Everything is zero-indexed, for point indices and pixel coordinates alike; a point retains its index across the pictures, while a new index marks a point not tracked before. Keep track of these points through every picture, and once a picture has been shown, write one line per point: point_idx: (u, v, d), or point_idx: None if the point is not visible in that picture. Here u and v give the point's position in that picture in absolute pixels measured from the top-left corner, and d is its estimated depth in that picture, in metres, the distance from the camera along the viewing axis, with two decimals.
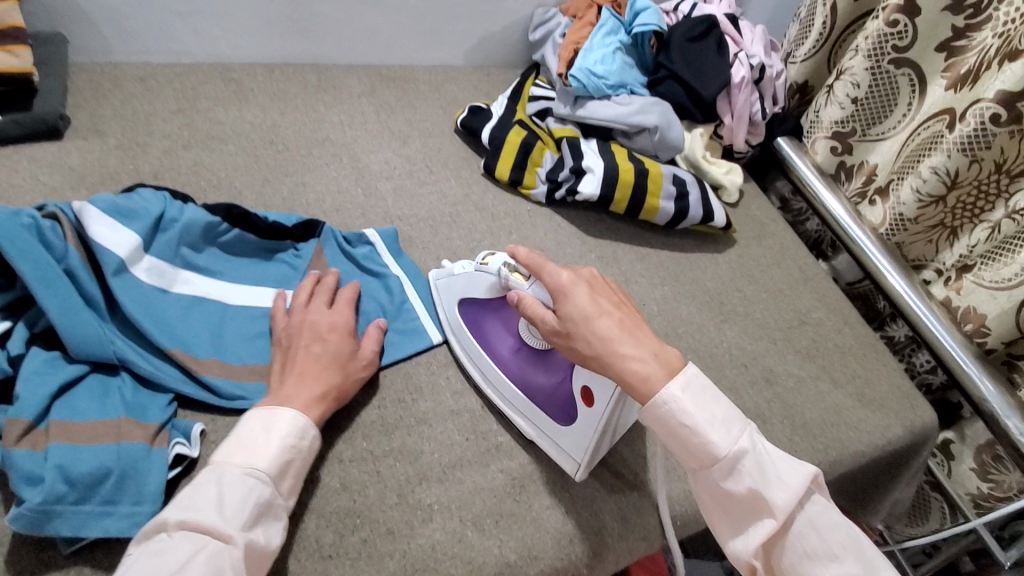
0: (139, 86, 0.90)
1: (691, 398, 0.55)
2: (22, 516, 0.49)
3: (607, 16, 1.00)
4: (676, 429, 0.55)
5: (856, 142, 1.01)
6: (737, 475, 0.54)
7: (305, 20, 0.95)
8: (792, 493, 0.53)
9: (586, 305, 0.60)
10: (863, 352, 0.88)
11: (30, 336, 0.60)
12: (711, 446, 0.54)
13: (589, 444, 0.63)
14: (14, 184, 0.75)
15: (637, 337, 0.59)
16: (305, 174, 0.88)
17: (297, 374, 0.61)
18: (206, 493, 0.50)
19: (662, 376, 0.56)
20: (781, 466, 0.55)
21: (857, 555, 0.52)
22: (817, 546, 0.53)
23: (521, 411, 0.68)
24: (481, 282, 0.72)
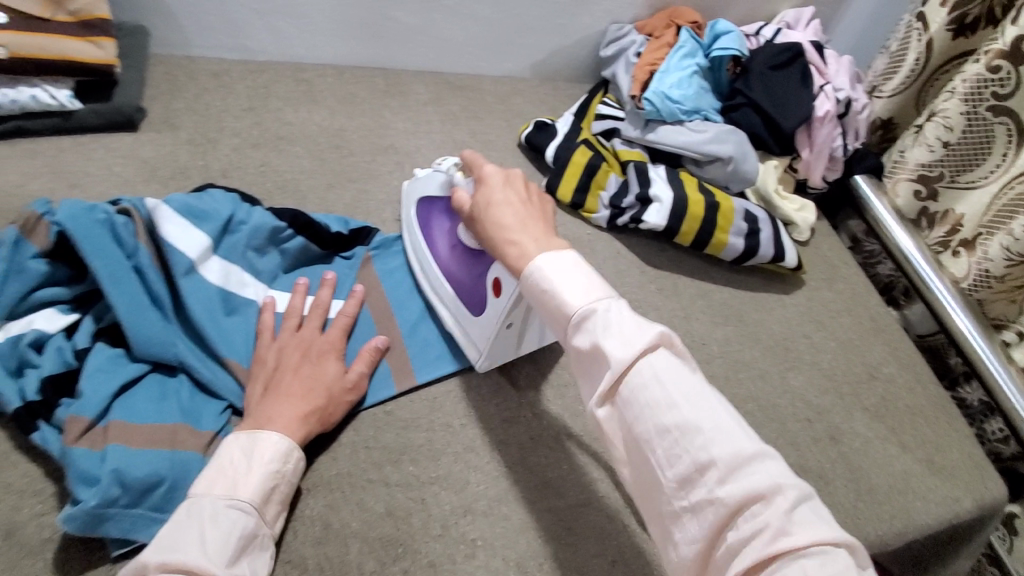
0: (213, 82, 0.91)
1: (561, 263, 0.49)
2: (76, 517, 0.49)
3: (686, 38, 0.97)
4: (536, 292, 0.49)
5: (943, 188, 0.93)
6: (585, 331, 0.45)
7: (379, 25, 0.94)
8: (633, 347, 0.43)
9: (492, 196, 0.57)
10: (938, 415, 0.82)
11: (96, 330, 0.60)
12: (562, 303, 0.47)
13: (491, 333, 0.66)
14: (89, 173, 0.77)
15: (532, 224, 0.54)
16: (368, 182, 0.87)
17: (281, 397, 0.58)
18: (189, 532, 0.46)
19: (536, 251, 0.51)
20: (627, 322, 0.45)
21: (698, 404, 0.41)
22: (655, 396, 0.42)
23: (442, 299, 0.72)
24: (433, 181, 0.74)
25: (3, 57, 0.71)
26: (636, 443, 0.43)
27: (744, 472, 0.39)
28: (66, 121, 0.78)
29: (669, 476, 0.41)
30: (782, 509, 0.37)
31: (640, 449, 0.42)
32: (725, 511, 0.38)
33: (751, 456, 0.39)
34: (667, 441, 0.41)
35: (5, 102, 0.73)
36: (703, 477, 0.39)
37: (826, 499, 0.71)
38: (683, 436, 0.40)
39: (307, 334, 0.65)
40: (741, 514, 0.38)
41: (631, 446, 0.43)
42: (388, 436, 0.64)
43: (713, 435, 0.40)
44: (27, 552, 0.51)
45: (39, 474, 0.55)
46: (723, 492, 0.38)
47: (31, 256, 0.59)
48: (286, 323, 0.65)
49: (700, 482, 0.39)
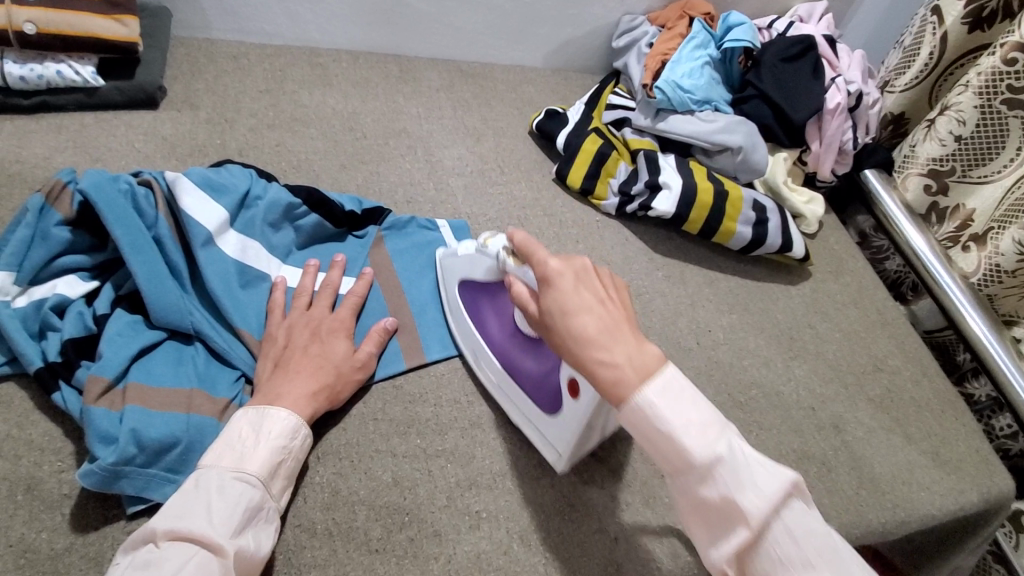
0: (231, 64, 0.92)
1: (672, 397, 0.47)
2: (94, 473, 0.51)
3: (698, 29, 0.98)
4: (650, 432, 0.47)
5: (954, 182, 0.94)
6: (714, 480, 0.45)
7: (394, 11, 0.96)
8: (767, 500, 0.44)
9: (565, 298, 0.51)
10: (941, 408, 0.82)
11: (116, 298, 0.62)
12: (683, 449, 0.45)
13: (573, 440, 0.60)
14: (111, 149, 0.78)
15: (620, 335, 0.49)
16: (379, 164, 0.88)
17: (292, 374, 0.59)
18: (196, 501, 0.48)
19: (635, 379, 0.47)
20: (758, 470, 0.45)
21: (830, 558, 0.44)
22: (792, 554, 0.44)
23: (509, 395, 0.67)
24: (478, 266, 0.68)
25: (31, 33, 0.73)
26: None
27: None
28: (90, 97, 0.80)
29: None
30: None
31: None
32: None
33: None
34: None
35: (31, 77, 0.76)
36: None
37: (828, 486, 0.71)
38: None
39: (318, 313, 0.66)
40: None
41: None
42: (396, 410, 0.65)
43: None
44: (45, 506, 0.52)
45: (58, 433, 0.56)
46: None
47: (56, 224, 0.61)
48: (296, 304, 0.66)
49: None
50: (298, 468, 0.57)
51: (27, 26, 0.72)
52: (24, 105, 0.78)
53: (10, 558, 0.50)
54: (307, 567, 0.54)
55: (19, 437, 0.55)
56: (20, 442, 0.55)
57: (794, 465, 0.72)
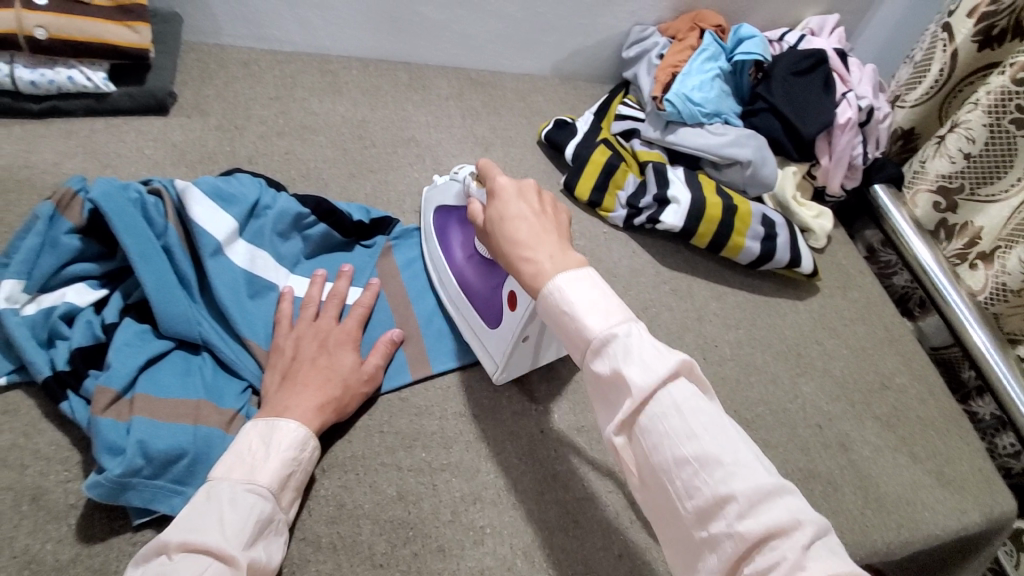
0: (242, 70, 0.92)
1: (581, 284, 0.48)
2: (100, 485, 0.51)
3: (709, 41, 0.98)
4: (555, 315, 0.48)
5: (963, 201, 0.93)
6: (606, 355, 0.45)
7: (404, 19, 0.96)
8: (654, 374, 0.43)
9: (505, 208, 0.56)
10: (948, 427, 0.82)
11: (124, 306, 0.62)
12: (581, 326, 0.47)
13: (507, 347, 0.66)
14: (121, 155, 0.78)
15: (547, 238, 0.53)
16: (388, 173, 0.88)
17: (299, 386, 0.59)
18: (209, 514, 0.48)
19: (551, 269, 0.50)
20: (649, 348, 0.44)
21: (716, 432, 0.42)
22: (674, 427, 0.42)
23: (460, 309, 0.72)
24: (452, 189, 0.74)
25: (42, 38, 0.73)
26: (655, 471, 0.43)
27: (765, 506, 0.39)
28: (101, 102, 0.80)
29: (688, 508, 0.41)
30: (806, 546, 0.37)
31: (659, 477, 0.43)
32: (744, 546, 0.38)
33: (772, 490, 0.39)
34: (686, 471, 0.41)
35: (43, 82, 0.76)
36: (722, 510, 0.39)
37: (833, 505, 0.71)
38: (704, 469, 0.41)
39: (326, 323, 0.66)
40: (760, 548, 0.38)
41: (649, 474, 0.44)
42: (402, 422, 0.65)
43: (733, 468, 0.40)
44: (51, 517, 0.52)
45: (64, 442, 0.56)
46: (744, 527, 0.38)
47: (66, 232, 0.61)
48: (304, 312, 0.66)
49: (719, 514, 0.40)
50: (305, 479, 0.57)
51: (38, 31, 0.72)
52: (35, 109, 0.78)
53: (15, 570, 0.50)
54: None
55: (26, 446, 0.55)
56: (27, 452, 0.55)
57: (799, 483, 0.71)
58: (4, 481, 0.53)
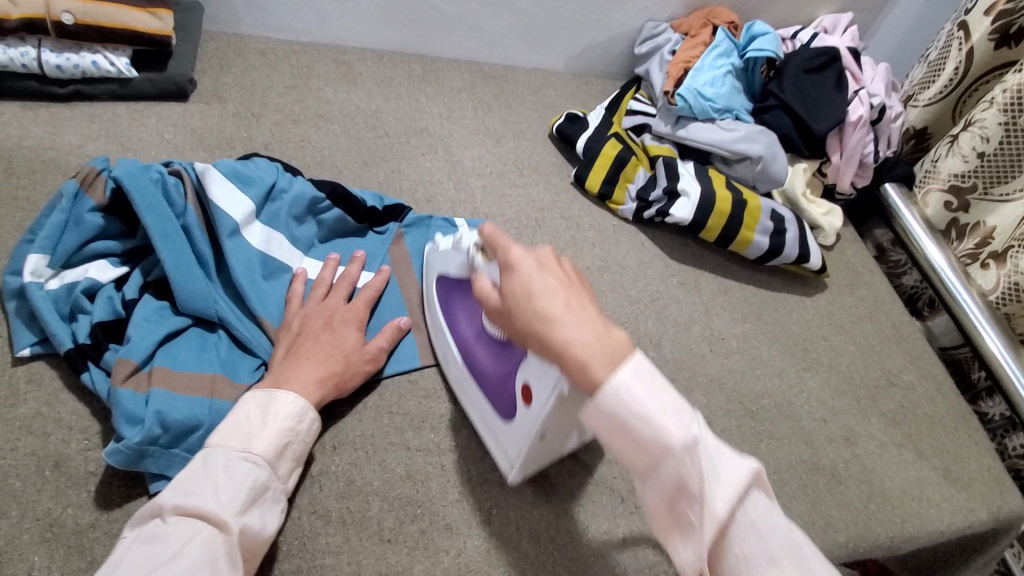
0: (259, 59, 0.94)
1: (648, 385, 0.43)
2: (119, 452, 0.52)
3: (721, 37, 0.98)
4: (618, 423, 0.43)
5: (975, 200, 0.93)
6: (687, 470, 0.41)
7: (419, 11, 0.97)
8: (732, 492, 0.41)
9: (529, 282, 0.47)
10: (954, 425, 0.82)
11: (144, 283, 0.64)
12: (656, 435, 0.42)
13: (523, 445, 0.58)
14: (142, 139, 0.80)
15: (587, 320, 0.45)
16: (401, 162, 0.90)
17: (302, 360, 0.60)
18: (204, 479, 0.48)
19: (602, 365, 0.43)
20: (723, 461, 0.42)
21: (793, 552, 0.41)
22: (755, 551, 0.41)
23: (469, 397, 0.65)
24: (453, 259, 0.66)
25: (69, 23, 0.75)
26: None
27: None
28: (123, 88, 0.82)
29: None
30: None
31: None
32: None
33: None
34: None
35: (68, 66, 0.78)
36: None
37: (838, 498, 0.71)
38: None
39: (332, 303, 0.67)
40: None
41: None
42: (411, 404, 0.67)
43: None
44: (72, 483, 0.54)
45: (85, 413, 0.58)
46: None
47: (90, 210, 0.62)
48: (313, 292, 0.68)
49: None
50: (304, 452, 0.57)
51: (64, 17, 0.74)
52: (60, 93, 0.80)
53: (37, 531, 0.51)
54: (321, 553, 0.55)
55: (49, 415, 0.57)
56: (50, 420, 0.57)
57: (803, 475, 0.72)
58: (28, 447, 0.55)
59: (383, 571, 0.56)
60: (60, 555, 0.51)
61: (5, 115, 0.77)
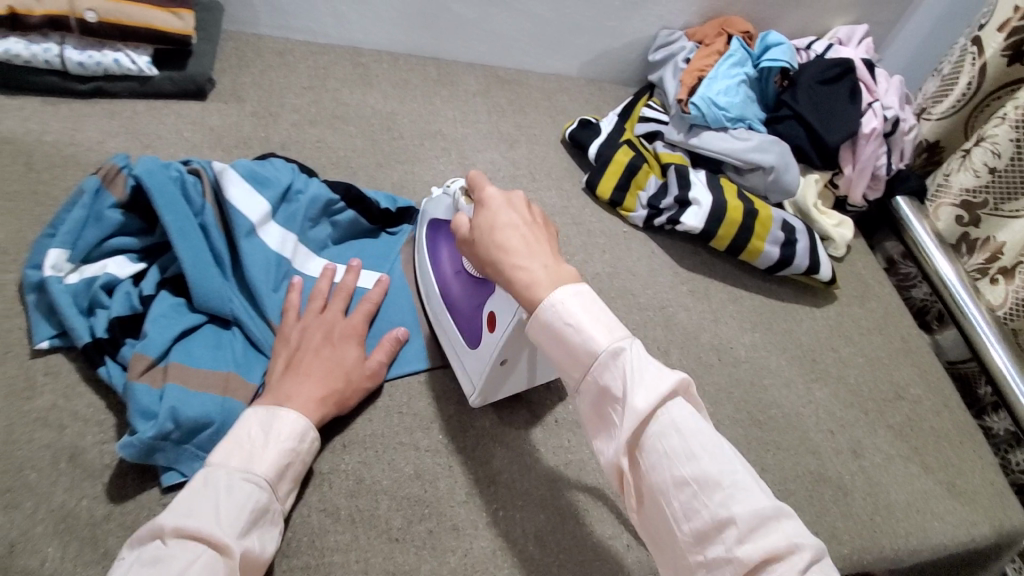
0: (278, 60, 0.95)
1: (583, 302, 0.45)
2: (133, 446, 0.53)
3: (736, 47, 0.98)
4: (554, 333, 0.45)
5: (986, 215, 0.93)
6: (610, 371, 0.43)
7: (436, 15, 0.98)
8: (654, 394, 0.41)
9: (494, 217, 0.50)
10: (960, 438, 0.81)
11: (161, 280, 0.65)
12: (586, 342, 0.44)
13: (485, 370, 0.63)
14: (161, 137, 0.81)
15: (540, 252, 0.48)
16: (414, 165, 0.90)
17: (301, 375, 0.59)
18: (206, 499, 0.46)
19: (547, 283, 0.46)
20: (648, 367, 0.42)
21: (715, 453, 0.40)
22: (675, 446, 0.40)
23: (441, 327, 0.69)
24: (441, 204, 0.71)
25: (92, 21, 0.76)
26: (652, 491, 0.41)
27: (764, 530, 0.37)
28: (144, 86, 0.83)
29: (685, 530, 0.40)
30: (803, 570, 0.35)
31: (657, 499, 0.41)
32: (744, 569, 0.36)
33: (771, 512, 0.37)
34: (685, 492, 0.39)
35: (90, 63, 0.79)
36: (722, 532, 0.38)
37: (842, 509, 0.71)
38: (702, 490, 0.39)
39: (332, 315, 0.66)
40: (758, 573, 0.36)
41: (649, 495, 0.42)
42: (421, 405, 0.67)
43: (733, 489, 0.38)
44: (87, 475, 0.55)
45: (101, 406, 0.59)
46: (741, 551, 0.37)
47: (110, 206, 0.63)
48: (311, 301, 0.67)
49: (718, 537, 0.38)
50: (302, 472, 0.57)
51: (88, 15, 0.75)
52: (81, 90, 0.81)
53: (51, 523, 0.52)
54: (330, 550, 0.56)
55: (66, 407, 0.58)
56: (66, 413, 0.58)
57: (808, 486, 0.72)
58: (44, 439, 0.56)
59: (390, 570, 0.56)
60: (74, 547, 0.52)
61: (26, 109, 0.78)
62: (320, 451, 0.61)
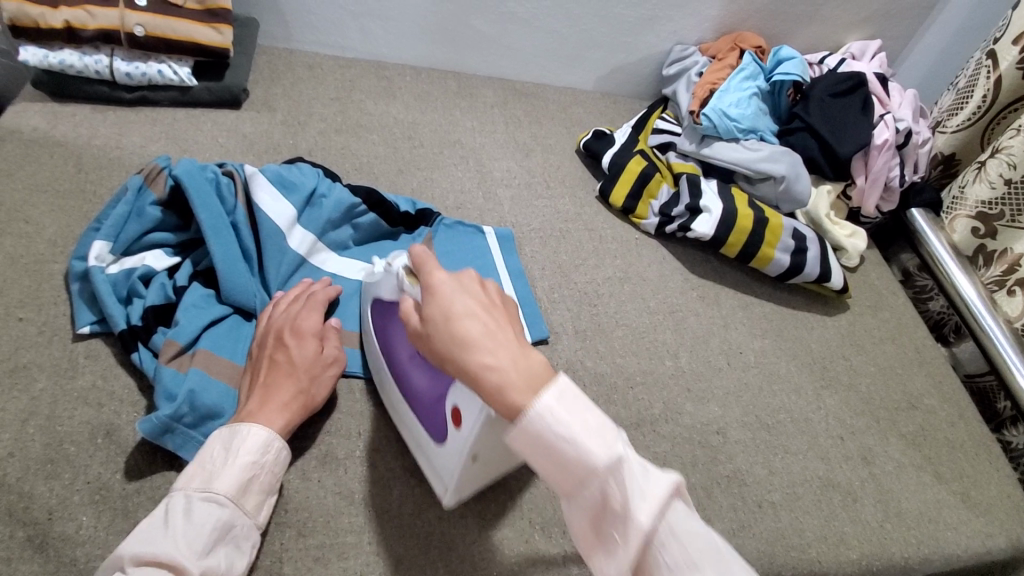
0: (307, 72, 1.00)
1: (565, 402, 0.41)
2: (149, 423, 0.56)
3: (748, 61, 1.01)
4: (540, 443, 0.41)
5: (1002, 227, 0.92)
6: (604, 483, 0.40)
7: (457, 32, 1.02)
8: (653, 505, 0.39)
9: (449, 303, 0.45)
10: (975, 449, 0.81)
11: (194, 273, 0.69)
12: (579, 454, 0.40)
13: (455, 470, 0.57)
14: (198, 142, 0.87)
15: (509, 340, 0.44)
16: (433, 172, 0.94)
17: (260, 391, 0.59)
18: (163, 525, 0.47)
19: (518, 386, 0.42)
20: (640, 472, 0.40)
21: (721, 563, 0.39)
22: (677, 561, 0.39)
23: (404, 420, 0.63)
24: (386, 282, 0.64)
25: (140, 35, 0.82)
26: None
27: None
28: (184, 95, 0.89)
29: None
30: None
31: None
32: None
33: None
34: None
35: (136, 74, 0.85)
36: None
37: (851, 515, 0.71)
38: None
39: (280, 319, 0.65)
40: None
41: None
42: None
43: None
44: (121, 451, 0.58)
45: (136, 387, 0.63)
46: None
47: (151, 203, 0.68)
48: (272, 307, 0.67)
49: None
50: (276, 482, 0.56)
51: (137, 29, 0.81)
52: (127, 98, 0.87)
53: (86, 493, 0.56)
54: (344, 531, 0.58)
55: (103, 387, 0.62)
56: (104, 393, 0.62)
57: (817, 491, 0.72)
58: (84, 416, 0.60)
59: (401, 552, 0.58)
60: (107, 516, 0.55)
61: (77, 116, 0.84)
62: (336, 437, 0.64)
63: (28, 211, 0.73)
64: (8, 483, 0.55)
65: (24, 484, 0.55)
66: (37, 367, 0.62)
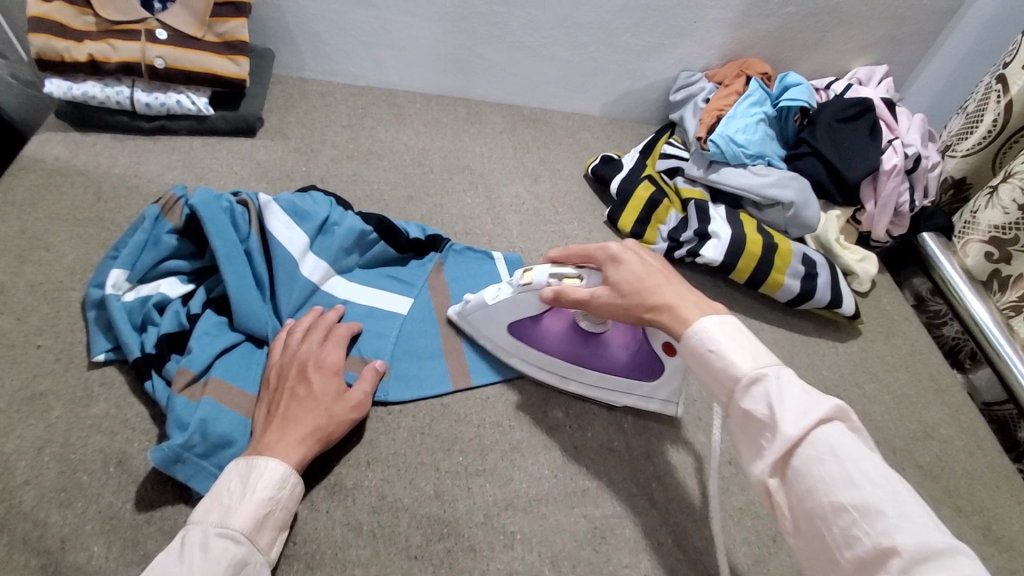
0: (320, 101, 1.03)
1: (725, 327, 0.54)
2: (160, 453, 0.57)
3: (754, 87, 1.02)
4: (702, 355, 0.53)
5: (1017, 252, 0.90)
6: (754, 394, 0.49)
7: (467, 60, 1.04)
8: (805, 419, 0.46)
9: (638, 271, 0.61)
10: (996, 483, 0.78)
11: (206, 300, 0.70)
12: (729, 367, 0.51)
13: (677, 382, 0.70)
14: (215, 170, 0.89)
15: (686, 291, 0.59)
16: (443, 198, 0.95)
17: (280, 422, 0.59)
18: (179, 559, 0.47)
19: (693, 316, 0.56)
20: (797, 392, 0.48)
21: (879, 483, 0.42)
22: (833, 472, 0.43)
23: (608, 386, 0.72)
24: (527, 303, 0.69)
25: (161, 67, 0.84)
26: (809, 516, 0.45)
27: (933, 563, 0.38)
28: (201, 124, 0.91)
29: (847, 556, 0.42)
30: None
31: (816, 525, 0.44)
32: None
33: (942, 547, 0.38)
34: (845, 518, 0.42)
35: (155, 104, 0.87)
36: (884, 561, 0.40)
37: None
38: (864, 517, 0.41)
39: (306, 351, 0.65)
40: None
41: (803, 518, 0.45)
42: (442, 427, 0.69)
43: (898, 520, 0.40)
44: (133, 480, 0.59)
45: (148, 416, 0.63)
46: None
47: (166, 232, 0.70)
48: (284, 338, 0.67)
49: (882, 567, 0.40)
50: (289, 517, 0.56)
51: (157, 61, 0.84)
52: (146, 128, 0.89)
53: (98, 523, 0.56)
54: (351, 564, 0.58)
55: (117, 415, 0.63)
56: (118, 421, 0.62)
57: None
58: (97, 444, 0.60)
59: None
60: (117, 546, 0.55)
61: (98, 145, 0.87)
62: (345, 467, 0.64)
63: (49, 239, 0.75)
64: (22, 511, 0.55)
65: (38, 512, 0.55)
66: (54, 395, 0.63)
